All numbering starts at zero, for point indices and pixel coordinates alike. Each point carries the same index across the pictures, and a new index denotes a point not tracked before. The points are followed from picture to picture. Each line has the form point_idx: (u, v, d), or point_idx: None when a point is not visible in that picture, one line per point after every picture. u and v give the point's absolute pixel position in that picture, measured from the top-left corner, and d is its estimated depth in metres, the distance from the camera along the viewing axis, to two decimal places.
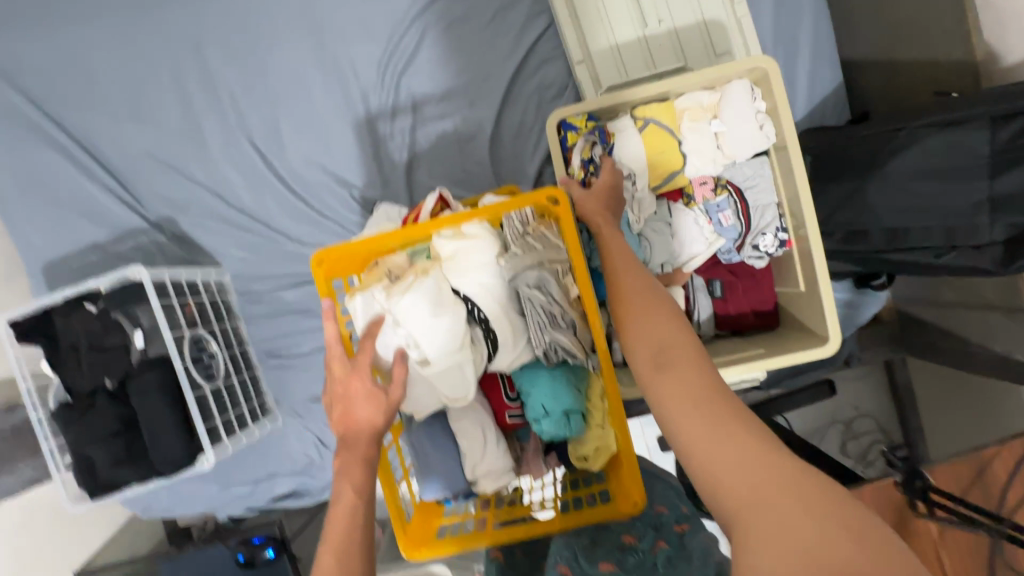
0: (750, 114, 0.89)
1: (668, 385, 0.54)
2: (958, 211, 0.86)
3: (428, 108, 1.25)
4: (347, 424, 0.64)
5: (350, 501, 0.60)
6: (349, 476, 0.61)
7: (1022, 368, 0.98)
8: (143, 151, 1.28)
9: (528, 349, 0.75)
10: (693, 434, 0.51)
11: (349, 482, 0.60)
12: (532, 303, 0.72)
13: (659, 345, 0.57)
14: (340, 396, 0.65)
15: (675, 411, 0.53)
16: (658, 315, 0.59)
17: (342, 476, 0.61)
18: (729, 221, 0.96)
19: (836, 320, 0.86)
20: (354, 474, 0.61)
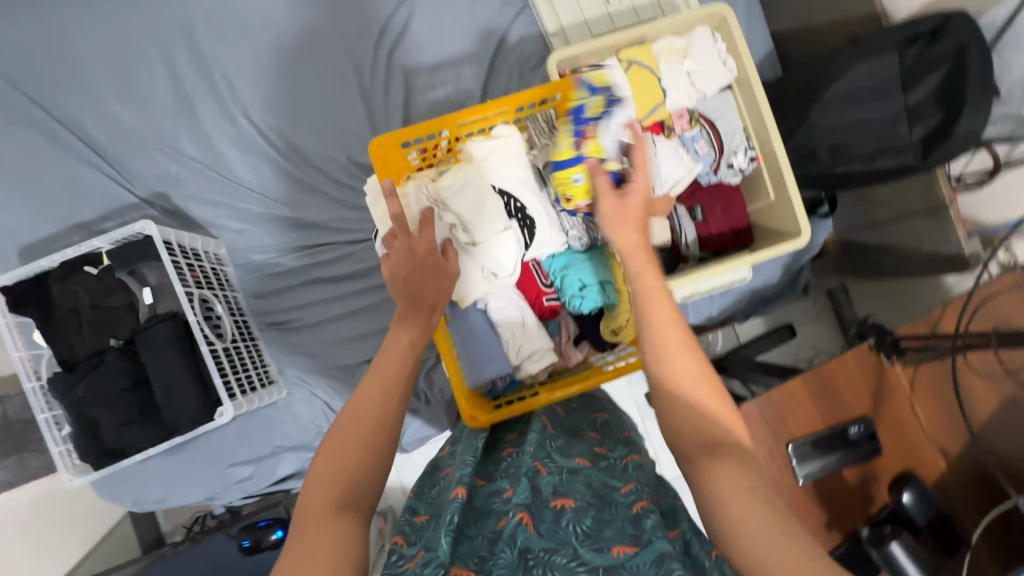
0: (714, 52, 1.06)
1: (720, 465, 0.57)
2: (883, 122, 1.06)
3: (419, 80, 1.35)
4: (413, 285, 0.69)
5: (394, 372, 0.64)
6: (410, 328, 0.67)
7: (947, 258, 1.18)
8: (131, 129, 1.28)
9: (562, 235, 0.83)
10: (744, 515, 0.53)
11: (407, 335, 0.66)
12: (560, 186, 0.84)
13: (702, 420, 0.60)
14: (407, 262, 0.70)
15: (723, 484, 0.56)
16: (706, 397, 0.62)
17: (404, 327, 0.67)
18: (704, 150, 1.12)
19: (805, 214, 1.01)
20: (413, 329, 0.67)
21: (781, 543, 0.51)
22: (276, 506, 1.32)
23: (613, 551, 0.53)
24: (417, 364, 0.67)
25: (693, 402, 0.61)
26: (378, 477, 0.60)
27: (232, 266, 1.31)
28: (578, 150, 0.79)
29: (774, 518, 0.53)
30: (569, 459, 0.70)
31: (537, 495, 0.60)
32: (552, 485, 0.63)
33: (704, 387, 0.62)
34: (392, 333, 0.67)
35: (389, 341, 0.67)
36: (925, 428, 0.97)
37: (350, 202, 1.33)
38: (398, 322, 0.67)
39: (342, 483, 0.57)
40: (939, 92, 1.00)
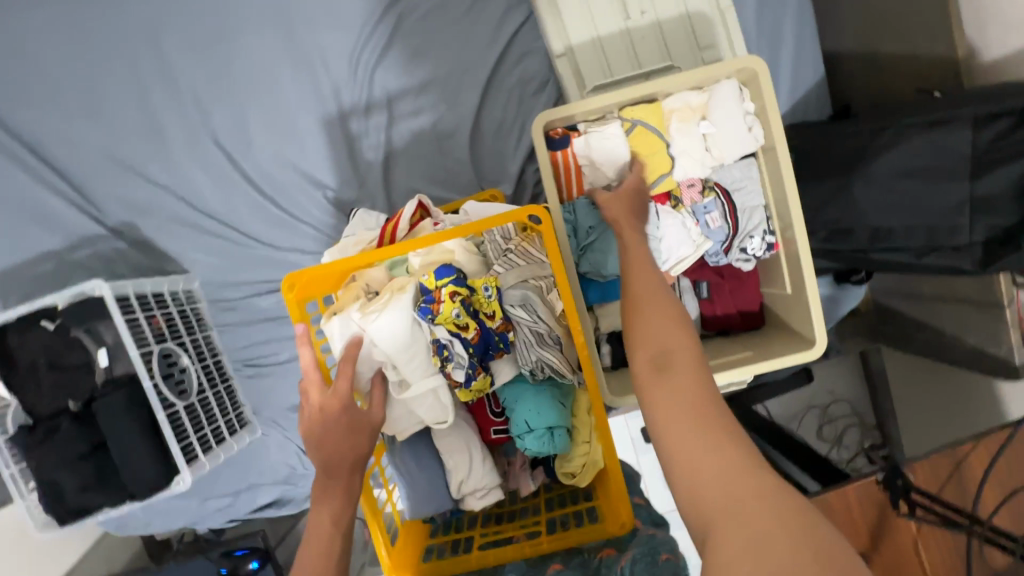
0: (740, 114, 0.87)
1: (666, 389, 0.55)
2: (940, 212, 0.87)
3: (404, 104, 1.20)
4: (325, 456, 0.62)
5: (317, 570, 0.57)
6: (329, 507, 0.61)
7: (993, 359, 1.02)
8: (96, 152, 1.19)
9: (513, 367, 0.72)
10: (681, 440, 0.52)
11: (326, 518, 0.60)
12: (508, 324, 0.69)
13: (659, 342, 0.58)
14: (317, 427, 0.62)
15: (669, 420, 0.53)
16: (661, 320, 0.61)
17: (321, 505, 0.61)
18: (716, 224, 0.94)
19: (823, 323, 0.86)
20: (332, 505, 0.61)
21: (728, 475, 0.48)
22: (254, 536, 1.34)
23: None
24: (346, 539, 0.60)
25: (658, 328, 0.60)
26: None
27: (206, 301, 1.25)
28: (437, 298, 0.65)
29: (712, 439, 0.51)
30: (541, 571, 0.63)
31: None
32: None
33: (664, 312, 0.62)
34: (311, 512, 0.61)
35: (312, 523, 0.61)
36: (926, 571, 0.87)
37: (327, 239, 1.23)
38: (314, 504, 0.60)
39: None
40: (1016, 188, 0.80)
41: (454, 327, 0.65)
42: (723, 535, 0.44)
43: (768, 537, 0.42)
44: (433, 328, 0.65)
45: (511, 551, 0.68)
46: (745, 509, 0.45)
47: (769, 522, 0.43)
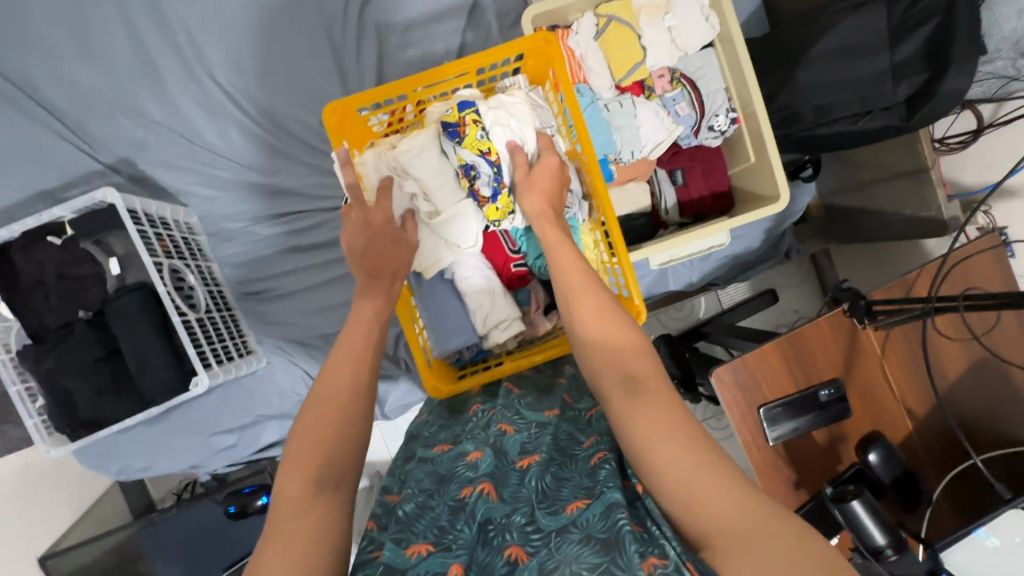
0: (695, 6, 1.02)
1: (639, 412, 0.52)
2: (869, 80, 1.02)
3: (393, 38, 1.29)
4: (372, 260, 0.69)
5: (362, 339, 0.65)
6: (373, 300, 0.67)
7: (927, 222, 1.17)
8: (91, 91, 1.22)
9: (532, 206, 0.78)
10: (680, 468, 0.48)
11: (371, 307, 0.66)
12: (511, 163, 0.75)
13: (626, 371, 0.55)
14: (364, 235, 0.70)
15: (650, 441, 0.50)
16: (633, 357, 0.57)
17: (366, 299, 0.67)
18: (684, 112, 1.09)
19: (785, 175, 0.99)
20: (376, 301, 0.67)
21: (717, 484, 0.47)
22: (261, 473, 1.33)
23: (566, 511, 0.55)
24: (385, 329, 0.67)
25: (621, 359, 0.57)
26: (353, 459, 0.59)
27: (205, 235, 1.28)
28: (462, 124, 0.74)
29: (699, 459, 0.48)
30: (537, 411, 0.71)
31: (502, 458, 0.64)
32: (517, 444, 0.65)
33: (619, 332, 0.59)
34: (355, 304, 0.67)
35: (355, 313, 0.67)
36: (891, 388, 1.00)
37: (324, 167, 1.28)
38: (360, 294, 0.66)
39: (315, 468, 0.56)
40: (927, 48, 0.96)
41: (479, 148, 0.74)
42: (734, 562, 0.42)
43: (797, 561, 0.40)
44: (461, 151, 0.74)
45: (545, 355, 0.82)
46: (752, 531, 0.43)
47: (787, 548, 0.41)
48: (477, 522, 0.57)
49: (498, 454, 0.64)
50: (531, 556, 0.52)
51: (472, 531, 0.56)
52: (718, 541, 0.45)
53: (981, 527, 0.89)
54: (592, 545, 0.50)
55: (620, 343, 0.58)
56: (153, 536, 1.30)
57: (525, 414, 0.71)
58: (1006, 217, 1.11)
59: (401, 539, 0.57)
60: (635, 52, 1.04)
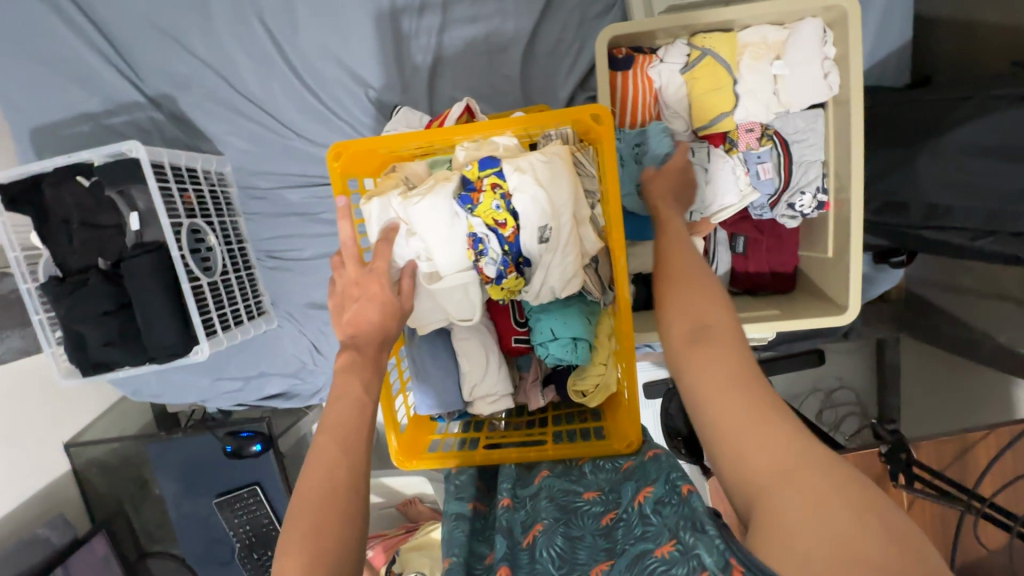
0: (816, 59, 0.82)
1: (698, 356, 0.53)
2: (1004, 195, 0.81)
3: (459, 9, 1.14)
4: (355, 327, 0.63)
5: (351, 415, 0.58)
6: (361, 373, 0.60)
7: (1020, 360, 0.99)
8: (140, 16, 1.16)
9: (547, 296, 0.69)
10: (727, 411, 0.50)
11: (359, 382, 0.59)
12: (532, 237, 0.65)
13: (695, 321, 0.56)
14: (349, 299, 0.64)
15: (708, 391, 0.51)
16: (708, 303, 0.57)
17: (349, 373, 0.60)
18: (767, 175, 0.90)
19: (860, 291, 0.84)
20: (364, 373, 0.60)
21: (776, 437, 0.47)
22: (259, 421, 1.39)
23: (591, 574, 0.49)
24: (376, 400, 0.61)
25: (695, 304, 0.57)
26: (356, 547, 0.51)
27: (236, 187, 1.25)
28: (478, 187, 0.64)
29: (755, 411, 0.49)
30: (531, 484, 0.65)
31: (510, 542, 0.55)
32: (517, 525, 0.58)
33: (697, 280, 0.58)
34: (337, 378, 0.60)
35: (339, 387, 0.60)
36: None
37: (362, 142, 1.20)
38: (340, 368, 0.60)
39: (319, 572, 0.47)
40: None
41: (492, 219, 0.65)
42: (778, 501, 0.44)
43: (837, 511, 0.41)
44: (471, 219, 0.65)
45: (518, 453, 0.71)
46: (803, 475, 0.45)
47: (829, 502, 0.42)
48: None
49: (503, 534, 0.56)
50: None
51: None
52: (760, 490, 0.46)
53: None
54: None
55: (697, 280, 0.58)
56: (159, 452, 1.42)
57: (521, 488, 0.64)
58: None
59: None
60: (724, 97, 0.86)
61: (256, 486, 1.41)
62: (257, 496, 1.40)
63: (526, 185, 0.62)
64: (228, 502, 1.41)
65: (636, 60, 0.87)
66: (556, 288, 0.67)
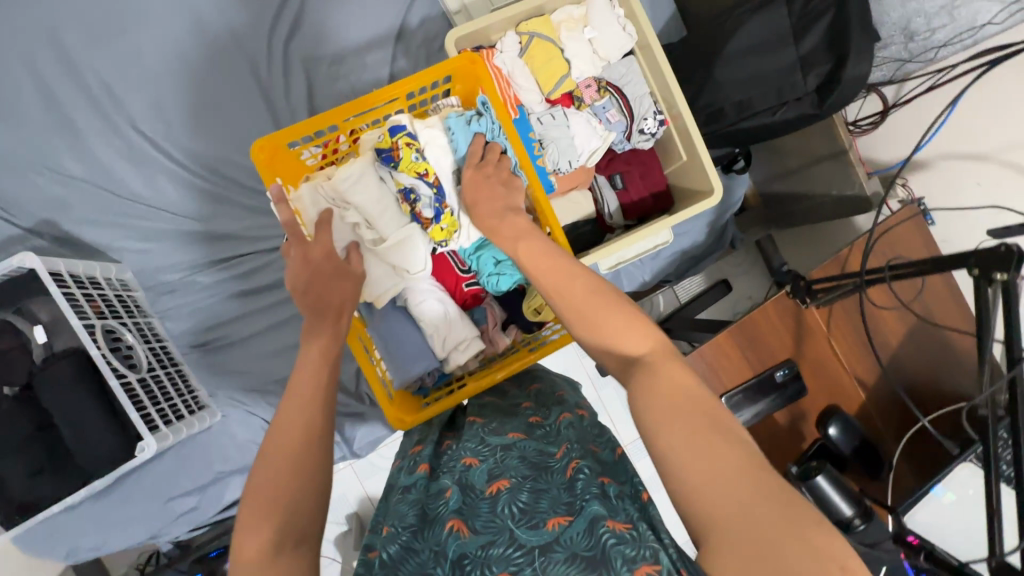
0: (612, 18, 1.05)
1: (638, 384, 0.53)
2: (782, 71, 1.08)
3: (321, 72, 1.28)
4: (317, 297, 0.67)
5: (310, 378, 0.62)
6: (320, 339, 0.65)
7: (852, 201, 1.24)
8: (4, 154, 1.16)
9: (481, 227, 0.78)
10: (666, 432, 0.48)
11: (318, 347, 0.64)
12: (450, 182, 0.78)
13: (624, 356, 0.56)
14: (305, 271, 0.68)
15: (653, 414, 0.50)
16: (619, 319, 0.58)
17: (315, 339, 0.65)
18: (615, 118, 1.11)
19: (715, 171, 1.03)
20: (321, 341, 0.65)
21: (711, 448, 0.46)
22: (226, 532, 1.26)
23: (546, 526, 0.52)
24: (336, 371, 0.65)
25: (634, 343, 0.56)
26: (312, 505, 0.55)
27: (142, 290, 1.21)
28: (394, 148, 0.74)
29: (692, 431, 0.47)
30: (502, 436, 0.68)
31: (471, 491, 0.61)
32: (484, 473, 0.62)
33: (610, 302, 0.59)
34: (301, 348, 0.64)
35: (301, 359, 0.64)
36: (841, 362, 1.04)
37: (263, 207, 1.25)
38: (305, 335, 0.64)
39: (277, 522, 0.52)
40: (827, 40, 1.03)
41: (415, 169, 0.74)
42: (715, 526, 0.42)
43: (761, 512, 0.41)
44: (397, 175, 0.74)
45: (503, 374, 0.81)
46: (726, 485, 0.43)
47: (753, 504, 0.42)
48: (449, 564, 0.53)
49: (465, 488, 0.61)
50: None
51: None
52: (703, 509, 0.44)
53: (938, 485, 0.91)
54: (578, 565, 0.49)
55: (600, 303, 0.59)
56: None
57: (490, 440, 0.68)
58: (921, 188, 1.18)
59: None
60: (557, 65, 1.06)
61: None
62: None
63: (434, 136, 0.76)
64: None
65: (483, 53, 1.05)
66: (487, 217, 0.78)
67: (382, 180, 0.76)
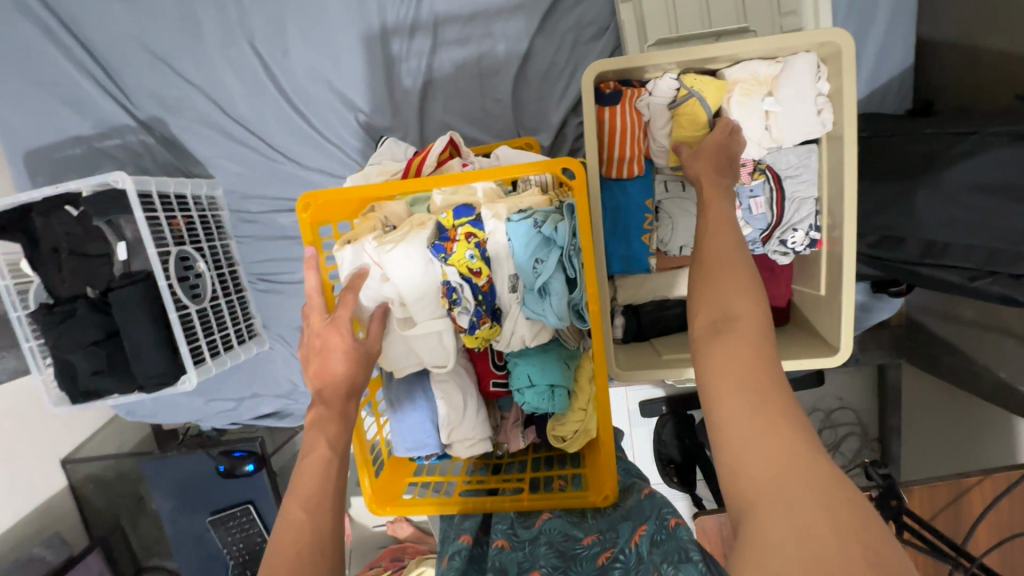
0: (810, 95, 0.80)
1: (720, 352, 0.50)
2: (1008, 233, 0.79)
3: (450, 32, 1.12)
4: (323, 381, 0.60)
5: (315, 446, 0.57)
6: (325, 429, 0.58)
7: (1022, 398, 0.96)
8: (133, 40, 1.16)
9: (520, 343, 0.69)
10: (733, 415, 0.46)
11: (324, 437, 0.57)
12: (504, 286, 0.66)
13: (722, 315, 0.52)
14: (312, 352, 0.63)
15: (722, 389, 0.48)
16: (733, 287, 0.53)
17: (318, 430, 0.58)
18: (759, 210, 0.88)
19: (852, 333, 0.82)
20: (327, 431, 0.58)
21: (778, 444, 0.43)
22: (252, 441, 1.39)
23: None
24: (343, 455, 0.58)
25: (726, 335, 0.51)
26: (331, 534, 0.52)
27: (227, 211, 1.24)
28: (452, 238, 0.65)
29: (761, 420, 0.45)
30: (530, 527, 0.66)
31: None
32: (514, 565, 0.58)
33: (734, 266, 0.55)
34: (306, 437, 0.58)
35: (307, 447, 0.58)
36: None
37: (353, 165, 1.19)
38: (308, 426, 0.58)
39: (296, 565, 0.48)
40: None
41: (465, 269, 0.65)
42: (763, 517, 0.40)
43: (817, 520, 0.38)
44: (445, 268, 0.65)
45: (495, 500, 0.71)
46: (787, 485, 0.41)
47: (810, 507, 0.39)
48: None
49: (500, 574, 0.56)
50: None
51: None
52: (752, 501, 0.42)
53: None
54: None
55: (725, 266, 0.55)
56: (153, 469, 1.42)
57: (519, 532, 0.65)
58: None
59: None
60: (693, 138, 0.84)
61: (249, 504, 1.40)
62: (250, 514, 1.40)
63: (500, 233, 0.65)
64: (221, 521, 1.41)
65: (625, 93, 0.85)
66: (526, 337, 0.68)
67: (427, 263, 0.66)
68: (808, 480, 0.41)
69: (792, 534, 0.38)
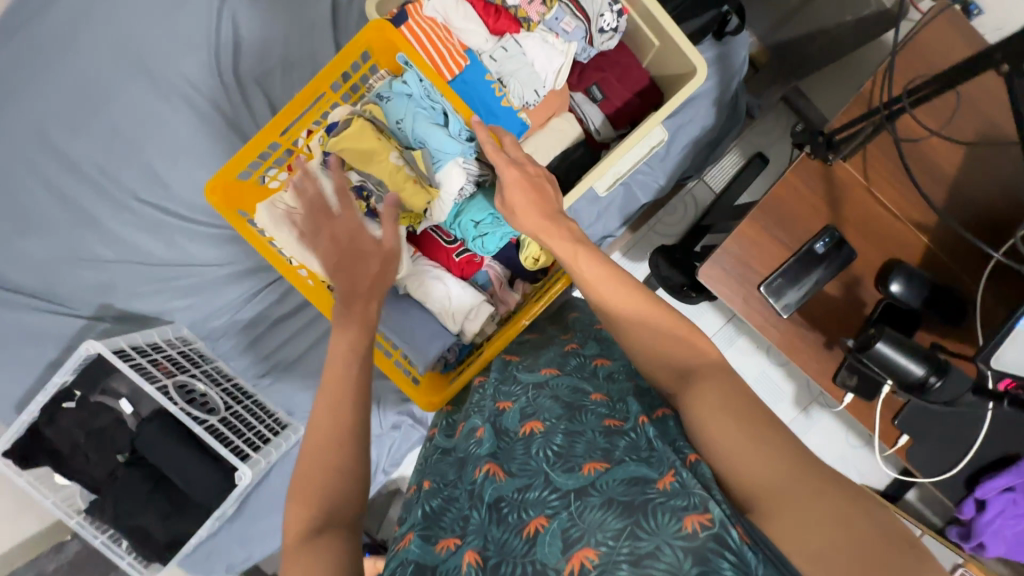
0: None
1: (697, 391, 0.58)
2: None
3: (277, 86, 1.28)
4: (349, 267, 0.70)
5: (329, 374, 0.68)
6: (346, 330, 0.69)
7: None
8: (45, 258, 1.27)
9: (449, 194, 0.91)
10: (731, 441, 0.53)
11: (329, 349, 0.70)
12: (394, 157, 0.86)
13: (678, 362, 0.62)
14: (335, 253, 0.70)
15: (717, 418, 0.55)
16: (656, 316, 0.66)
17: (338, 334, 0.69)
18: (571, 26, 1.02)
19: (692, 47, 0.93)
20: (347, 332, 0.69)
21: (770, 448, 0.51)
22: None
23: (584, 469, 0.57)
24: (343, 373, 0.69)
25: (670, 348, 0.63)
26: (341, 495, 0.63)
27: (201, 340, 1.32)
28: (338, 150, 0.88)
29: (753, 432, 0.52)
30: (535, 375, 0.77)
31: (507, 435, 0.68)
32: (517, 415, 0.70)
33: (660, 315, 0.66)
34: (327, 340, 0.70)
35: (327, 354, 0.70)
36: (891, 209, 0.92)
37: None
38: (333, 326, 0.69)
39: (310, 510, 0.61)
40: None
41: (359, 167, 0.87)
42: (772, 524, 0.48)
43: (821, 505, 0.46)
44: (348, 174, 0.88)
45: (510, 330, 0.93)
46: (788, 492, 0.48)
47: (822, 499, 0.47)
48: (486, 507, 0.61)
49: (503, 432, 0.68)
50: (550, 518, 0.55)
51: (500, 527, 0.58)
52: (767, 498, 0.49)
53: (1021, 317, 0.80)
54: (615, 509, 0.53)
55: (651, 320, 0.66)
56: None
57: (524, 381, 0.76)
58: None
59: (429, 534, 0.63)
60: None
61: None
62: None
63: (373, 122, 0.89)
64: None
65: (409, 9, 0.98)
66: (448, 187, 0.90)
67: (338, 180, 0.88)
68: (795, 465, 0.50)
69: (817, 537, 0.45)
